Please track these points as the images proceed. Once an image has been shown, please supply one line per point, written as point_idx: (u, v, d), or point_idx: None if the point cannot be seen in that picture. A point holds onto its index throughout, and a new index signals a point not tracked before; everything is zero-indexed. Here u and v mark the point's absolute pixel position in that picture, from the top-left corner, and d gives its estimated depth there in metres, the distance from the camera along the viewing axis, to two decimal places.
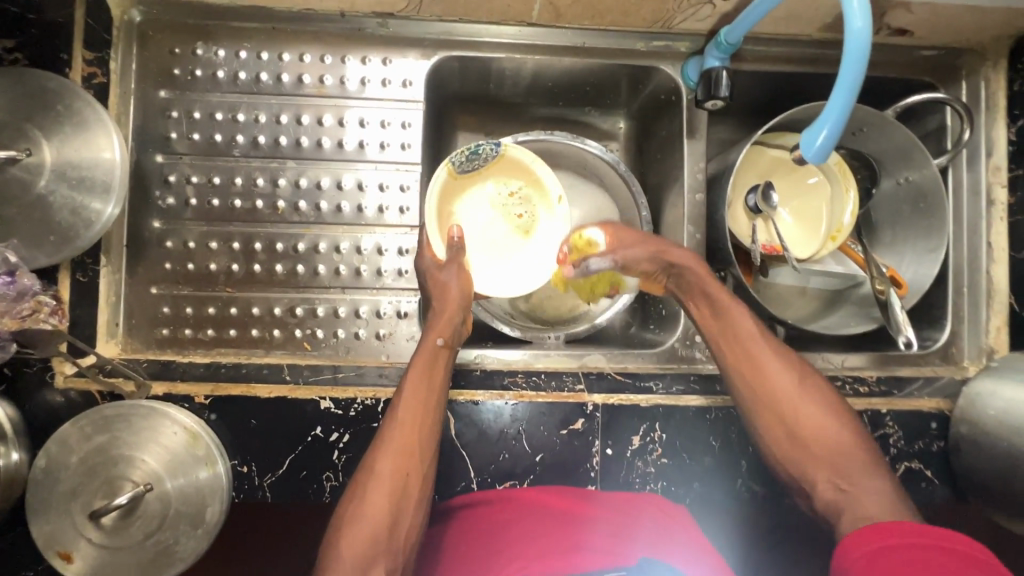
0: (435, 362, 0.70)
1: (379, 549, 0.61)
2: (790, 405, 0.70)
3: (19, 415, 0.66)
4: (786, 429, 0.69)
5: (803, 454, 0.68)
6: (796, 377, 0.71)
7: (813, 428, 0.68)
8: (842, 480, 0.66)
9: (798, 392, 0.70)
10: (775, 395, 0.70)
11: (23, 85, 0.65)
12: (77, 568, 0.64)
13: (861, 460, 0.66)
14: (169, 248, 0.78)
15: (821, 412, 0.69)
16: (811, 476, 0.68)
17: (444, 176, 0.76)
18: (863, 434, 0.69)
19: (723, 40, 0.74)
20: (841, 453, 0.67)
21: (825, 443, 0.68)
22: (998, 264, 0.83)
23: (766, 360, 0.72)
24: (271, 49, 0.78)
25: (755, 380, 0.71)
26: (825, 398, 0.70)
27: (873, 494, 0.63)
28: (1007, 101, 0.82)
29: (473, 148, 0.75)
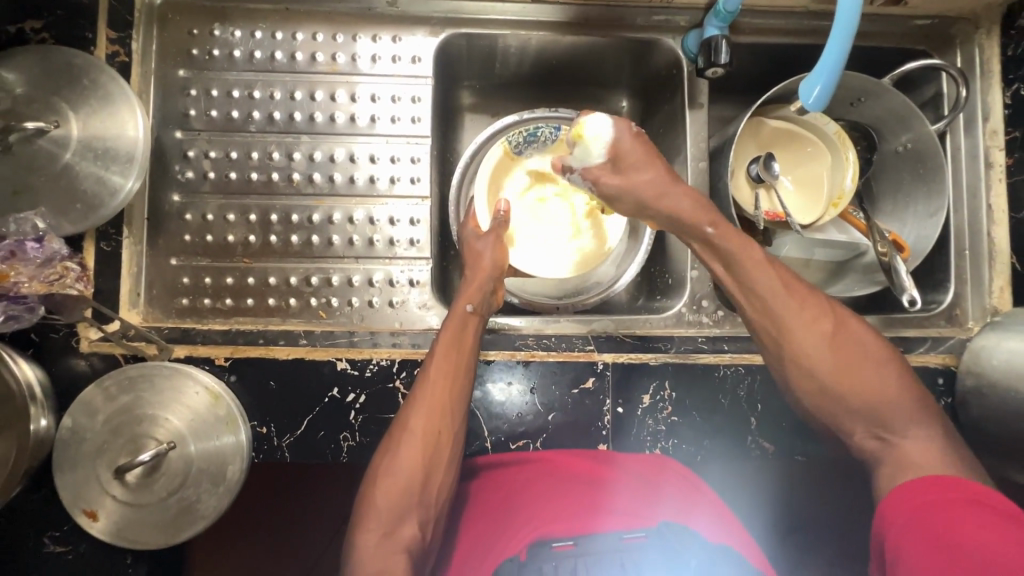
0: (465, 328, 0.71)
1: (412, 501, 0.63)
2: (823, 357, 0.65)
3: (47, 378, 0.68)
4: (820, 382, 0.65)
5: (839, 405, 0.64)
6: (827, 324, 0.66)
7: (850, 379, 0.64)
8: (879, 428, 0.63)
9: (831, 342, 0.65)
10: (807, 348, 0.65)
11: (53, 61, 0.69)
12: (101, 526, 0.65)
13: (903, 406, 0.62)
14: (188, 221, 0.80)
15: (858, 359, 0.64)
16: (848, 426, 0.64)
17: (505, 150, 0.87)
18: (903, 376, 0.65)
19: (721, 9, 0.77)
20: (882, 403, 0.63)
21: (864, 392, 0.63)
22: (999, 226, 0.84)
23: (795, 311, 0.66)
24: (285, 29, 0.82)
25: (783, 333, 0.66)
26: (861, 344, 0.65)
27: (912, 441, 0.61)
28: (1001, 66, 0.84)
29: (531, 131, 0.87)
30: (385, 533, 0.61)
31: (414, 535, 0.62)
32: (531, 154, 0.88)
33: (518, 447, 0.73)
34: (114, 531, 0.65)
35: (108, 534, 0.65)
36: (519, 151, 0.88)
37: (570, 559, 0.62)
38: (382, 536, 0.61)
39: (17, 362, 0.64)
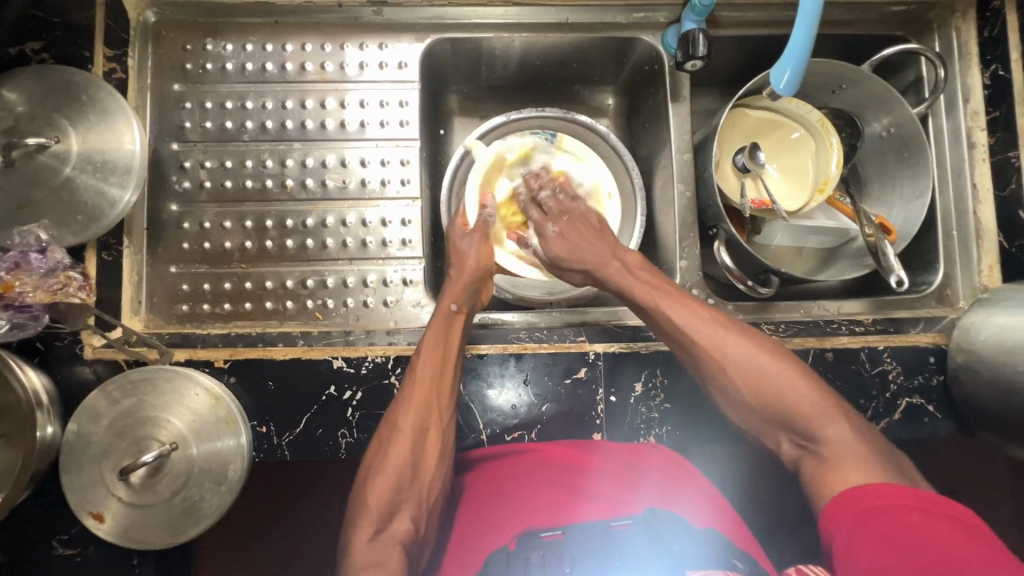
0: (450, 326, 0.72)
1: (403, 495, 0.64)
2: (728, 374, 0.65)
3: (53, 385, 0.70)
4: (734, 398, 0.66)
5: (755, 416, 0.65)
6: (725, 337, 0.66)
7: (757, 392, 0.64)
8: (799, 435, 0.62)
9: (734, 358, 0.65)
10: (711, 366, 0.66)
11: (53, 80, 0.71)
12: (108, 527, 0.67)
13: (815, 410, 0.62)
14: (186, 229, 0.83)
15: (765, 369, 0.64)
16: (772, 435, 0.65)
17: (501, 152, 0.89)
18: (812, 377, 0.64)
19: (696, 3, 0.79)
20: (793, 410, 0.62)
21: (775, 401, 0.63)
22: (985, 205, 0.84)
23: (693, 326, 0.67)
24: (275, 41, 0.85)
25: (688, 354, 0.68)
26: (765, 357, 0.64)
27: (831, 442, 0.60)
28: (978, 47, 0.85)
29: (530, 136, 0.92)
30: (377, 529, 0.62)
31: (407, 530, 0.63)
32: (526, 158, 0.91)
33: (513, 438, 0.74)
34: (120, 532, 0.67)
35: (114, 534, 0.67)
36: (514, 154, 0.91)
37: (557, 548, 0.59)
38: (373, 533, 0.62)
39: (25, 371, 0.66)
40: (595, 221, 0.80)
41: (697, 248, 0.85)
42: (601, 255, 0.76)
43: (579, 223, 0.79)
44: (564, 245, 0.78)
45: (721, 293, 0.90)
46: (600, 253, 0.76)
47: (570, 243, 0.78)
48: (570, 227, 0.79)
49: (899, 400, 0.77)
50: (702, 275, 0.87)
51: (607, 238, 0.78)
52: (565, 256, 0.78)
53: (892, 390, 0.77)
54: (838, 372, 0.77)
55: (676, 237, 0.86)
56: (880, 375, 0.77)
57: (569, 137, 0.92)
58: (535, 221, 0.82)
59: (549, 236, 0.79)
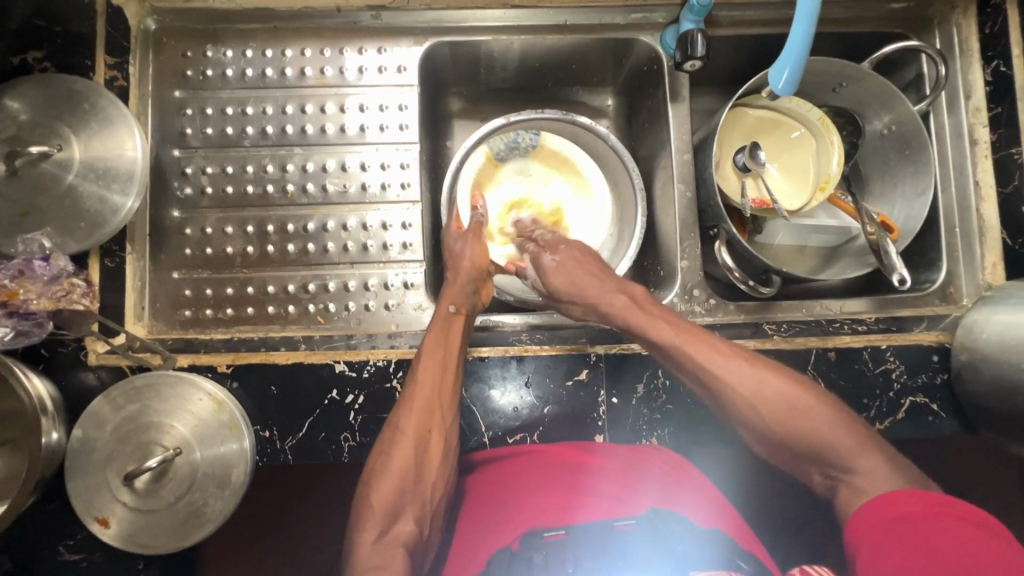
0: (450, 328, 0.72)
1: (406, 498, 0.64)
2: (756, 412, 0.64)
3: (57, 392, 0.70)
4: (761, 435, 0.65)
5: (785, 450, 0.64)
6: (746, 372, 0.65)
7: (789, 428, 0.63)
8: (831, 468, 0.62)
9: (757, 394, 0.64)
10: (738, 405, 0.65)
11: (55, 88, 0.72)
12: (113, 532, 0.68)
13: (846, 441, 0.61)
14: (188, 235, 0.84)
15: (787, 403, 0.64)
16: (802, 468, 0.65)
17: (488, 156, 0.93)
18: (834, 405, 0.64)
19: (694, 3, 0.79)
20: (822, 443, 0.62)
21: (802, 435, 0.63)
22: (987, 202, 0.84)
23: (714, 365, 0.66)
24: (275, 47, 0.86)
25: (714, 394, 0.67)
26: (786, 390, 0.64)
27: (866, 472, 0.59)
28: (979, 44, 0.84)
29: (514, 137, 0.93)
30: (382, 532, 0.63)
31: (411, 531, 0.63)
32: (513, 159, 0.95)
33: (515, 441, 0.74)
34: (125, 537, 0.67)
35: (119, 539, 0.67)
36: (502, 157, 0.94)
37: (560, 547, 0.58)
38: (378, 535, 0.63)
39: (29, 378, 0.67)
40: (591, 253, 0.80)
41: (698, 248, 0.85)
42: (606, 289, 0.75)
43: (577, 251, 0.80)
44: (562, 277, 0.77)
45: (723, 293, 0.90)
46: (607, 288, 0.75)
47: (570, 276, 0.77)
48: (568, 258, 0.79)
49: (903, 399, 0.77)
50: (704, 275, 0.87)
51: (606, 271, 0.77)
52: (564, 289, 0.77)
53: (895, 389, 0.77)
54: (841, 372, 0.77)
55: (677, 238, 0.86)
56: (883, 374, 0.77)
57: (553, 134, 0.95)
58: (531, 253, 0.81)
59: (547, 267, 0.79)
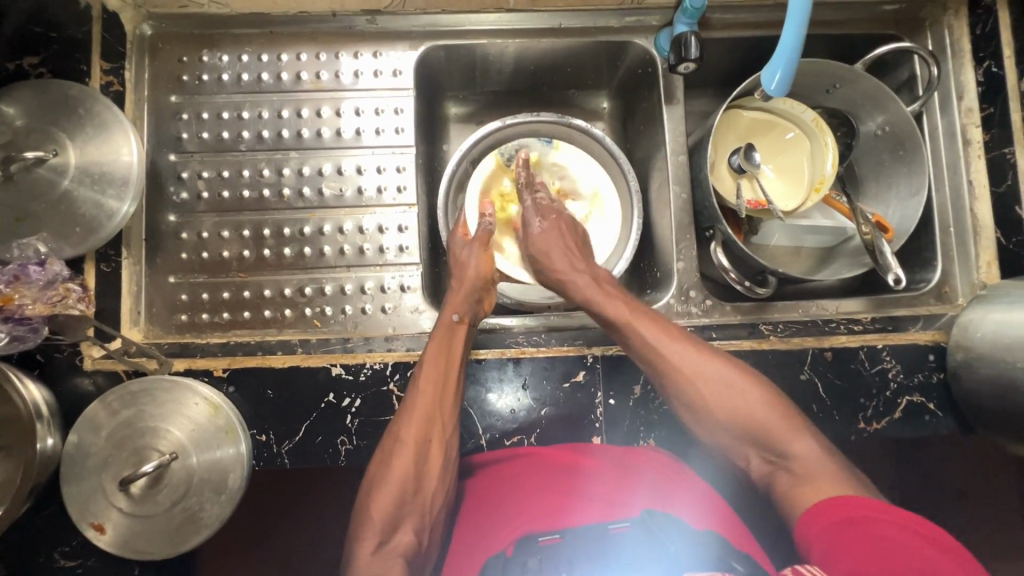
0: (453, 337, 0.72)
1: (407, 508, 0.64)
2: (698, 392, 0.65)
3: (52, 398, 0.70)
4: (702, 415, 0.66)
5: (724, 432, 0.65)
6: (693, 352, 0.67)
7: (728, 408, 0.64)
8: (768, 452, 0.63)
9: (702, 374, 0.66)
10: (681, 385, 0.66)
11: (50, 93, 0.72)
12: (109, 538, 0.67)
13: (782, 425, 0.63)
14: (184, 239, 0.84)
15: (730, 385, 0.65)
16: (741, 453, 0.65)
17: (498, 162, 0.92)
18: (774, 393, 0.65)
19: (688, 6, 0.79)
20: (761, 425, 0.63)
21: (742, 417, 0.64)
22: (981, 201, 0.84)
23: (662, 343, 0.68)
24: (271, 51, 0.86)
25: (659, 374, 0.68)
26: (731, 373, 0.66)
27: (800, 457, 0.61)
28: (971, 45, 0.85)
29: (526, 144, 0.93)
30: (382, 540, 0.62)
31: (410, 541, 0.63)
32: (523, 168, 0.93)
33: (512, 443, 0.74)
34: (121, 543, 0.67)
35: (115, 545, 0.67)
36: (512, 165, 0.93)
37: (554, 552, 0.58)
38: (376, 545, 0.62)
39: (24, 384, 0.66)
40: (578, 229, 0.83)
41: (694, 249, 0.85)
42: (573, 268, 0.77)
43: (566, 222, 0.82)
44: (544, 243, 0.80)
45: (720, 294, 0.90)
46: (571, 266, 0.78)
47: (550, 241, 0.80)
48: (554, 227, 0.81)
49: (899, 398, 0.77)
50: (700, 276, 0.87)
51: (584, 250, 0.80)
52: (542, 256, 0.79)
53: (892, 389, 0.77)
54: (838, 371, 0.77)
55: (673, 239, 0.86)
56: (879, 373, 0.77)
57: (563, 143, 0.94)
58: (524, 212, 0.84)
59: (535, 231, 0.81)
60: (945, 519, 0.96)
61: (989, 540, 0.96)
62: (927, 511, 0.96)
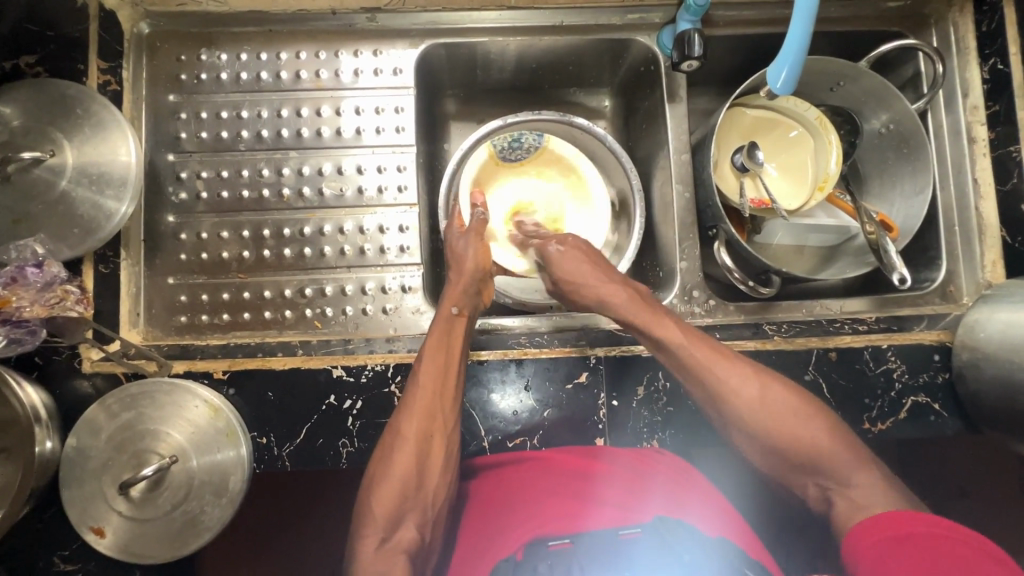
0: (451, 329, 0.72)
1: (409, 503, 0.63)
2: (759, 421, 0.65)
3: (52, 401, 0.69)
4: (760, 444, 0.66)
5: (784, 462, 0.65)
6: (750, 380, 0.66)
7: (789, 438, 0.64)
8: (826, 481, 0.63)
9: (761, 405, 0.65)
10: (741, 414, 0.66)
11: (46, 93, 0.71)
12: (109, 542, 0.67)
13: (843, 452, 0.63)
14: (183, 240, 0.83)
15: (790, 415, 0.65)
16: (797, 482, 0.65)
17: (490, 153, 0.92)
18: (829, 418, 0.66)
19: (691, 3, 0.78)
20: (822, 456, 0.63)
21: (804, 446, 0.64)
22: (986, 199, 0.83)
23: (720, 369, 0.67)
24: (269, 50, 0.85)
25: (717, 400, 0.67)
26: (790, 402, 0.65)
27: (860, 486, 0.60)
28: (977, 41, 0.84)
29: (516, 137, 0.92)
30: (384, 537, 0.62)
31: (412, 537, 0.62)
32: (515, 159, 0.93)
33: (515, 445, 0.74)
34: (121, 547, 0.67)
35: (115, 549, 0.66)
36: (504, 156, 0.93)
37: (565, 558, 0.58)
38: (379, 541, 0.62)
39: (23, 387, 0.66)
40: (598, 251, 0.80)
41: (697, 249, 0.84)
42: (615, 283, 0.75)
43: (583, 249, 0.79)
44: (568, 265, 0.77)
45: (723, 293, 0.89)
46: (610, 282, 0.75)
47: (576, 265, 0.77)
48: (575, 248, 0.78)
49: (905, 398, 0.76)
50: (703, 276, 0.87)
51: (604, 264, 0.77)
52: (568, 277, 0.77)
53: (897, 389, 0.76)
54: (842, 371, 0.76)
55: (676, 239, 0.85)
56: (884, 373, 0.77)
57: (557, 137, 0.94)
58: (538, 245, 0.82)
59: (552, 255, 0.79)
60: (949, 517, 0.96)
61: (993, 540, 0.95)
62: (930, 509, 0.96)
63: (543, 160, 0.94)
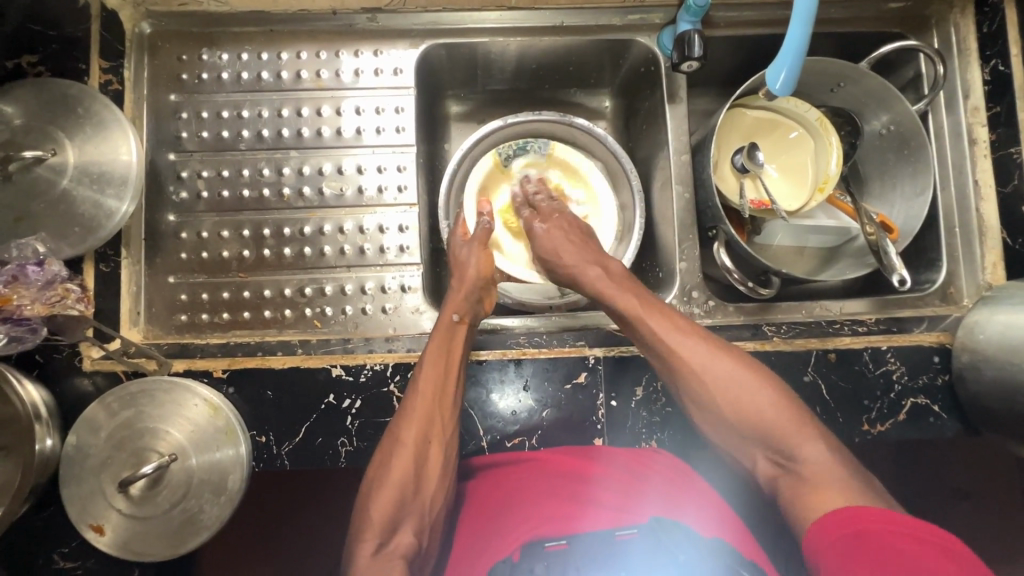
0: (453, 337, 0.72)
1: (407, 509, 0.63)
2: (709, 390, 0.65)
3: (52, 399, 0.70)
4: (711, 413, 0.66)
5: (733, 431, 0.65)
6: (702, 349, 0.67)
7: (737, 408, 0.64)
8: (776, 453, 0.63)
9: (711, 374, 0.65)
10: (692, 382, 0.66)
11: (48, 92, 0.71)
12: (108, 540, 0.67)
13: (795, 430, 0.62)
14: (184, 239, 0.83)
15: (739, 385, 0.65)
16: (749, 453, 0.66)
17: (495, 160, 0.92)
18: (788, 395, 0.65)
19: (691, 4, 0.78)
20: (771, 426, 0.63)
21: (753, 416, 0.64)
22: (987, 201, 0.83)
23: (672, 338, 0.67)
24: (270, 50, 0.86)
25: (670, 369, 0.68)
26: (742, 372, 0.65)
27: (809, 462, 0.60)
28: (977, 43, 0.84)
29: (521, 144, 0.92)
30: (381, 543, 0.62)
31: (410, 542, 0.62)
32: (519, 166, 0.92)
33: (514, 445, 0.73)
34: (120, 545, 0.67)
35: (114, 547, 0.67)
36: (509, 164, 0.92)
37: (562, 559, 0.59)
38: (377, 546, 0.62)
39: (23, 384, 0.66)
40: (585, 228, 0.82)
41: (696, 249, 0.84)
42: (583, 259, 0.77)
43: (568, 222, 0.82)
44: (545, 240, 0.80)
45: (722, 294, 0.89)
46: (582, 259, 0.77)
47: (553, 240, 0.80)
48: (556, 227, 0.81)
49: (904, 400, 0.76)
50: (703, 277, 0.87)
51: (589, 244, 0.79)
52: (549, 253, 0.80)
53: (896, 391, 0.76)
54: (841, 373, 0.76)
55: (676, 239, 0.85)
56: (884, 375, 0.76)
57: (561, 143, 0.93)
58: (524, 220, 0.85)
59: (536, 232, 0.82)
60: (949, 519, 0.96)
61: (993, 542, 0.95)
62: (930, 511, 0.96)
63: (549, 166, 0.93)
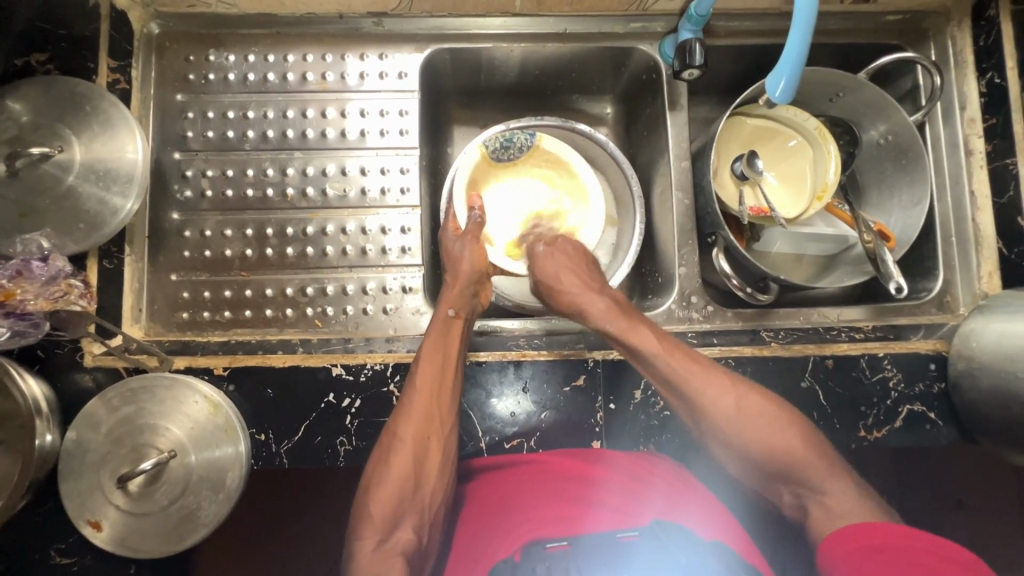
0: (448, 330, 0.72)
1: (406, 506, 0.63)
2: (732, 428, 0.65)
3: (53, 394, 0.70)
4: (734, 451, 0.66)
5: (758, 468, 0.65)
6: (722, 386, 0.66)
7: (761, 444, 0.64)
8: (801, 488, 0.63)
9: (733, 411, 0.65)
10: (714, 420, 0.66)
11: (57, 90, 0.72)
12: (106, 535, 0.67)
13: (817, 463, 0.63)
14: (187, 237, 0.84)
15: (762, 421, 0.65)
16: (773, 488, 0.66)
17: (483, 154, 0.88)
18: (808, 430, 0.65)
19: (693, 13, 0.80)
20: (796, 463, 0.63)
21: (778, 453, 0.64)
22: (983, 211, 0.84)
23: (691, 375, 0.67)
24: (277, 52, 0.87)
25: (690, 406, 0.67)
26: (763, 410, 0.65)
27: (834, 495, 0.61)
28: (974, 56, 0.85)
29: (509, 137, 0.89)
30: (381, 539, 0.62)
31: (410, 539, 0.62)
32: (508, 159, 0.90)
33: (512, 446, 0.74)
34: (118, 541, 0.67)
35: (111, 543, 0.67)
36: (497, 157, 0.90)
37: (563, 560, 0.59)
38: (377, 543, 0.62)
39: (25, 379, 0.67)
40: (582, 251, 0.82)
41: (696, 255, 0.85)
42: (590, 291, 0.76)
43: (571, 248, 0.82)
44: (549, 266, 0.79)
45: (721, 301, 0.90)
46: (586, 288, 0.76)
47: (557, 269, 0.79)
48: (560, 254, 0.81)
49: (900, 407, 0.77)
50: (702, 283, 0.87)
51: (590, 271, 0.79)
52: (548, 277, 0.79)
53: (893, 397, 0.77)
54: (838, 379, 0.77)
55: (676, 245, 0.86)
56: (881, 381, 0.77)
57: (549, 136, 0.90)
58: (529, 243, 0.85)
59: (539, 254, 0.81)
60: (946, 526, 0.96)
61: (988, 550, 0.96)
62: (926, 518, 0.96)
63: (537, 159, 0.91)
